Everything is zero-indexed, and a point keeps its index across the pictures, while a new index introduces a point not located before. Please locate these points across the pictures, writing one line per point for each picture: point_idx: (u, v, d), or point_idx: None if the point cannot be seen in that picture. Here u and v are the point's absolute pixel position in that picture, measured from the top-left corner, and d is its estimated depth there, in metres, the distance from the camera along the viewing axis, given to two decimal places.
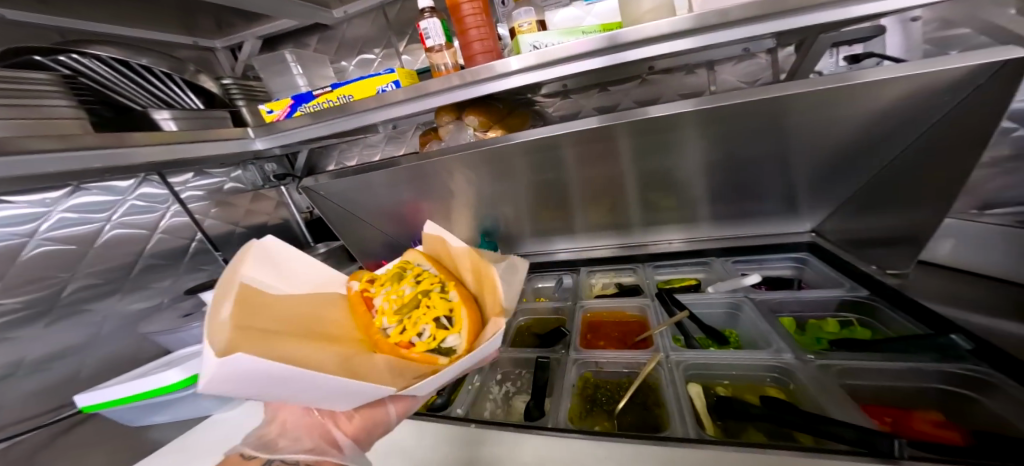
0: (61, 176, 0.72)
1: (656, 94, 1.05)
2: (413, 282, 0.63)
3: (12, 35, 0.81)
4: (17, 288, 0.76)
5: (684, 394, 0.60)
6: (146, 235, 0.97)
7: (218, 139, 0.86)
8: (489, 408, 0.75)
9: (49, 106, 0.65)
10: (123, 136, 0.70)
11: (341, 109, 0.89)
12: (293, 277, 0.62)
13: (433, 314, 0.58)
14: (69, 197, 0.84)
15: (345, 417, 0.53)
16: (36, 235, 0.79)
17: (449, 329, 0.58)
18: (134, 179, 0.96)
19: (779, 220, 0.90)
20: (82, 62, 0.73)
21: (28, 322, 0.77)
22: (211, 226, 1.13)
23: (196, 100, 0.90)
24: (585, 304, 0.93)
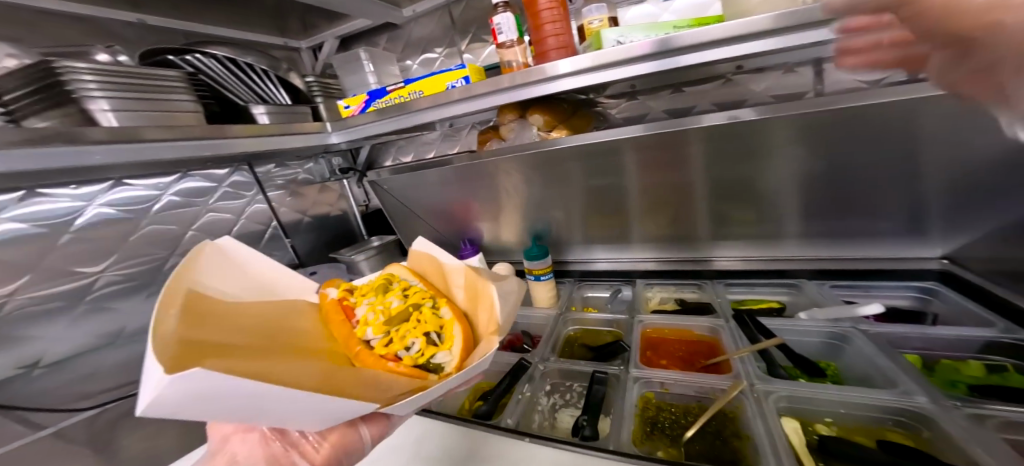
0: (176, 164, 0.81)
1: (742, 95, 0.97)
2: (403, 295, 0.62)
3: (152, 39, 0.96)
4: (128, 261, 0.84)
5: (781, 430, 0.50)
6: (231, 219, 1.06)
7: (299, 133, 0.91)
8: (536, 420, 0.65)
9: (173, 101, 0.70)
10: (225, 127, 0.76)
11: (401, 108, 0.91)
12: (256, 283, 0.59)
13: (422, 329, 0.56)
14: (178, 182, 0.94)
15: (314, 444, 0.42)
16: (148, 216, 0.88)
17: (440, 346, 0.55)
18: (229, 168, 1.05)
19: (902, 243, 0.79)
20: (202, 61, 0.78)
21: (132, 293, 0.86)
22: (285, 214, 1.19)
23: (289, 97, 0.95)
24: (643, 319, 0.81)
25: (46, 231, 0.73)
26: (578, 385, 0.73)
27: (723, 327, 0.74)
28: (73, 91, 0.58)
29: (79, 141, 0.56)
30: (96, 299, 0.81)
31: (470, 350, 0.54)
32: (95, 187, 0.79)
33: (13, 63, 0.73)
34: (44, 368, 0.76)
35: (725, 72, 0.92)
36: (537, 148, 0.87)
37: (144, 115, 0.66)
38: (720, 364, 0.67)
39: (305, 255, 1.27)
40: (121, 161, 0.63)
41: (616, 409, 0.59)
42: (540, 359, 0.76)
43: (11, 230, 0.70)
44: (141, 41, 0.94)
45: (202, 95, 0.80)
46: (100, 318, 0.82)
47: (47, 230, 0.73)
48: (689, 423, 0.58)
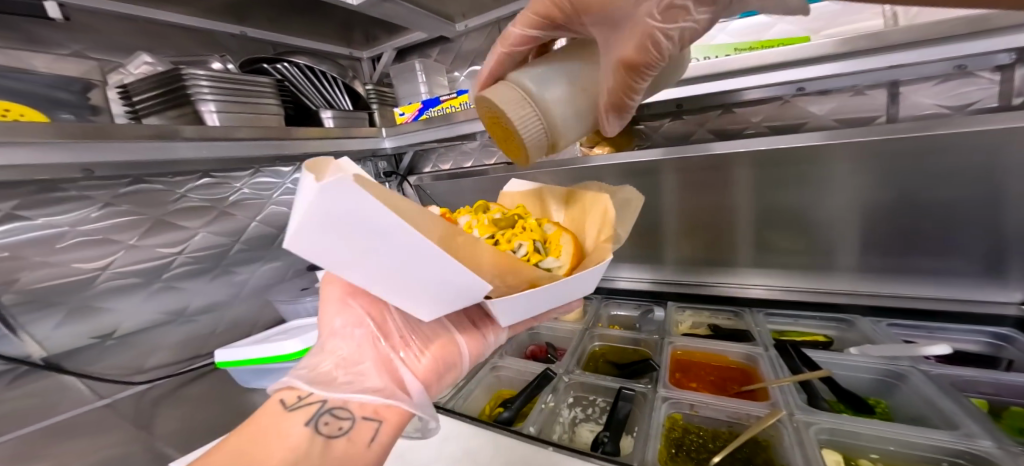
0: (252, 160, 0.89)
1: (802, 118, 0.96)
2: (502, 210, 0.52)
3: (248, 49, 1.09)
4: (201, 247, 0.93)
5: (818, 458, 0.44)
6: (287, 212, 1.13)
7: (359, 137, 0.99)
8: (557, 432, 0.64)
9: (260, 104, 0.78)
10: (290, 129, 0.82)
11: (445, 119, 0.97)
12: None
13: (528, 234, 0.46)
14: (252, 176, 1.04)
15: (414, 355, 0.45)
16: (221, 205, 0.97)
17: (546, 254, 0.46)
18: (293, 166, 1.15)
19: (975, 284, 0.72)
20: (288, 70, 0.89)
21: (197, 275, 0.92)
22: None
23: (351, 104, 1.03)
24: (673, 340, 0.77)
25: (137, 213, 0.82)
26: (602, 401, 0.71)
27: (761, 355, 0.69)
28: (191, 94, 0.67)
29: (173, 137, 0.64)
30: (169, 278, 0.88)
31: (577, 263, 0.47)
32: (186, 178, 0.90)
33: (146, 69, 0.79)
34: (115, 340, 0.81)
35: (783, 94, 0.92)
36: (574, 165, 0.98)
37: (237, 117, 0.74)
38: (756, 391, 0.62)
39: None
40: (214, 156, 0.72)
41: (640, 428, 0.56)
42: (564, 370, 0.75)
43: (109, 210, 0.78)
44: (239, 51, 1.07)
45: (284, 99, 0.89)
46: (170, 295, 0.88)
47: (137, 212, 0.82)
48: (715, 449, 0.53)
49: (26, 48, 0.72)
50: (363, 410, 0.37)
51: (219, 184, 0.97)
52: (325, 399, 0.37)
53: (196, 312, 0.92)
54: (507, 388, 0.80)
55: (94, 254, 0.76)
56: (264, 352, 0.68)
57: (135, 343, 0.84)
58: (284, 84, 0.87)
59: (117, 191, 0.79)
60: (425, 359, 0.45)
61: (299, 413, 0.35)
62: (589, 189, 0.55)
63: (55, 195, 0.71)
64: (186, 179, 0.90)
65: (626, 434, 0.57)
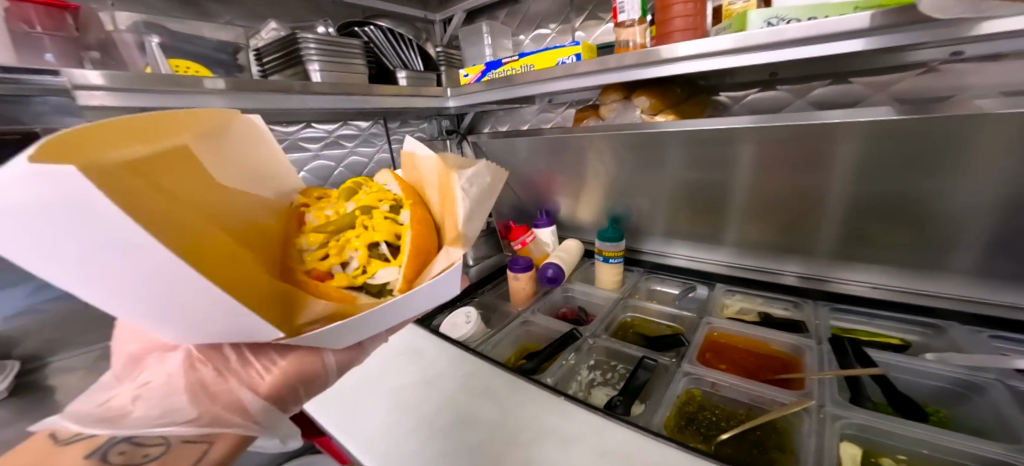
0: (340, 111, 1.01)
1: (949, 88, 0.78)
2: (353, 203, 0.53)
3: (341, 14, 1.21)
4: None
5: (834, 452, 0.42)
6: (365, 162, 1.24)
7: (425, 96, 1.05)
8: (574, 388, 0.68)
9: (352, 64, 0.89)
10: (370, 87, 0.90)
11: (508, 80, 0.99)
12: (247, 163, 0.49)
13: (369, 240, 0.48)
14: (338, 129, 1.16)
15: (258, 373, 0.42)
16: (318, 152, 1.12)
17: (393, 260, 0.48)
18: (370, 121, 1.23)
19: None
20: (372, 33, 1.01)
21: None
22: (400, 164, 1.34)
23: (423, 68, 1.09)
24: (711, 321, 0.74)
25: None
26: (622, 367, 0.74)
27: (810, 348, 0.63)
28: (303, 56, 0.81)
29: (289, 91, 0.77)
30: None
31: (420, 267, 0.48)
32: (296, 126, 1.07)
33: (273, 35, 0.95)
34: None
35: (923, 60, 0.75)
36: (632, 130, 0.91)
37: (326, 75, 0.85)
38: (791, 381, 0.58)
39: None
40: (309, 106, 0.84)
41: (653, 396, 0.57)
42: (591, 333, 0.77)
43: None
44: (333, 16, 1.19)
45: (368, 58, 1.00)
46: None
47: None
48: (729, 427, 0.53)
49: (184, 16, 0.92)
50: (178, 437, 0.38)
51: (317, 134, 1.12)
52: (120, 433, 0.34)
53: None
54: (532, 343, 0.86)
55: None
56: None
57: None
58: (369, 45, 0.98)
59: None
60: (272, 370, 0.42)
61: (79, 447, 0.36)
62: (450, 162, 0.53)
63: None
64: (292, 128, 1.06)
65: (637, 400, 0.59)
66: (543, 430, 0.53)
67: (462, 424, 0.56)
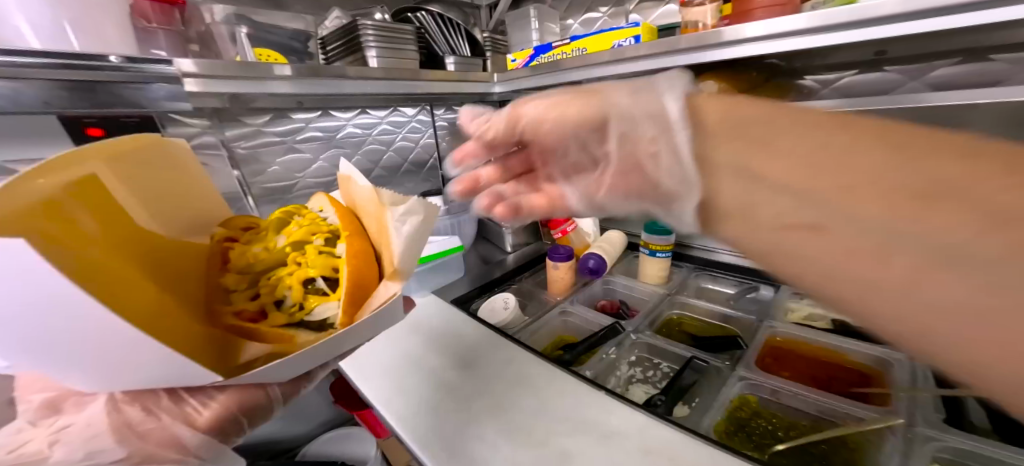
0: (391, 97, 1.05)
1: None
2: (288, 236, 0.54)
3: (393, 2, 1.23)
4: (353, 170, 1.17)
5: None
6: (411, 147, 1.28)
7: (473, 81, 1.05)
8: (613, 383, 0.65)
9: (404, 50, 0.90)
10: (418, 72, 0.92)
11: (554, 66, 0.97)
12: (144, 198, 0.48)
13: (303, 277, 0.50)
14: (388, 114, 1.20)
15: (198, 406, 0.40)
16: (370, 135, 1.17)
17: (331, 294, 0.50)
18: (417, 107, 1.26)
19: None
20: (423, 18, 1.01)
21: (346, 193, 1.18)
22: (445, 150, 1.37)
23: (472, 56, 1.09)
24: (773, 326, 0.68)
25: (324, 138, 1.08)
26: (666, 366, 0.70)
27: (898, 363, 0.56)
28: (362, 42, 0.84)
29: (342, 77, 0.81)
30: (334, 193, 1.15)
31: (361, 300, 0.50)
32: (351, 113, 1.11)
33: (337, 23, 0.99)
34: None
35: None
36: None
37: (377, 67, 0.86)
38: (872, 397, 0.53)
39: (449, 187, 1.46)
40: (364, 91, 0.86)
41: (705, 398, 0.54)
42: (633, 329, 0.74)
43: (301, 133, 1.04)
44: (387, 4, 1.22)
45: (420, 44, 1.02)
46: None
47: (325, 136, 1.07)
48: (791, 439, 0.49)
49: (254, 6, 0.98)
50: None
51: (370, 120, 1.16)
52: None
53: None
54: (569, 335, 0.83)
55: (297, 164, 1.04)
56: None
57: None
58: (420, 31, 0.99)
59: (309, 122, 1.04)
60: (216, 398, 0.40)
61: None
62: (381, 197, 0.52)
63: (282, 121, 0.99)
64: (349, 113, 1.11)
65: (682, 403, 0.56)
66: (582, 424, 0.51)
67: (497, 409, 0.55)
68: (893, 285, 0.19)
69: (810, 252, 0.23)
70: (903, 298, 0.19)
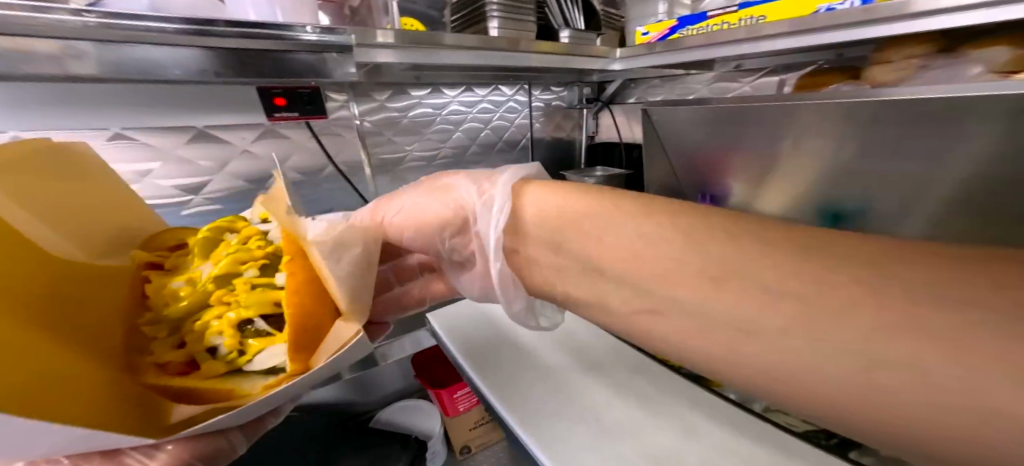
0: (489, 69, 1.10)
1: None
2: (211, 261, 0.49)
3: None
4: (455, 144, 1.26)
5: None
6: (507, 126, 1.36)
7: (589, 56, 0.99)
8: None
9: (525, 19, 0.92)
10: (518, 42, 0.88)
11: (673, 44, 1.00)
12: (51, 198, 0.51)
13: (238, 321, 0.45)
14: (489, 93, 1.29)
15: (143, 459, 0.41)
16: (472, 112, 1.27)
17: (276, 334, 0.45)
18: (516, 87, 1.34)
19: None
20: None
21: (448, 166, 1.27)
22: (538, 130, 1.43)
23: (587, 28, 1.05)
24: None
25: (432, 112, 1.19)
26: None
27: None
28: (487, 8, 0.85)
29: (436, 44, 0.82)
30: (441, 165, 1.25)
31: None
32: (458, 89, 1.22)
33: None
34: None
35: None
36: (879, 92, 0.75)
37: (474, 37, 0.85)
38: None
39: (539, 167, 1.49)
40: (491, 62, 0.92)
41: None
42: None
43: (419, 103, 1.16)
44: None
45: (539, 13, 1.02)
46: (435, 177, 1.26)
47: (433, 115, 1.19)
48: None
49: None
50: None
51: (472, 97, 1.26)
52: None
53: None
54: None
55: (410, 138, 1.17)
56: None
57: None
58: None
59: (422, 99, 1.16)
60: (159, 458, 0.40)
61: None
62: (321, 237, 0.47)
63: (401, 97, 1.12)
64: (456, 91, 1.22)
65: None
66: None
67: None
68: (739, 356, 0.32)
69: (659, 326, 0.38)
70: (918, 397, 0.23)
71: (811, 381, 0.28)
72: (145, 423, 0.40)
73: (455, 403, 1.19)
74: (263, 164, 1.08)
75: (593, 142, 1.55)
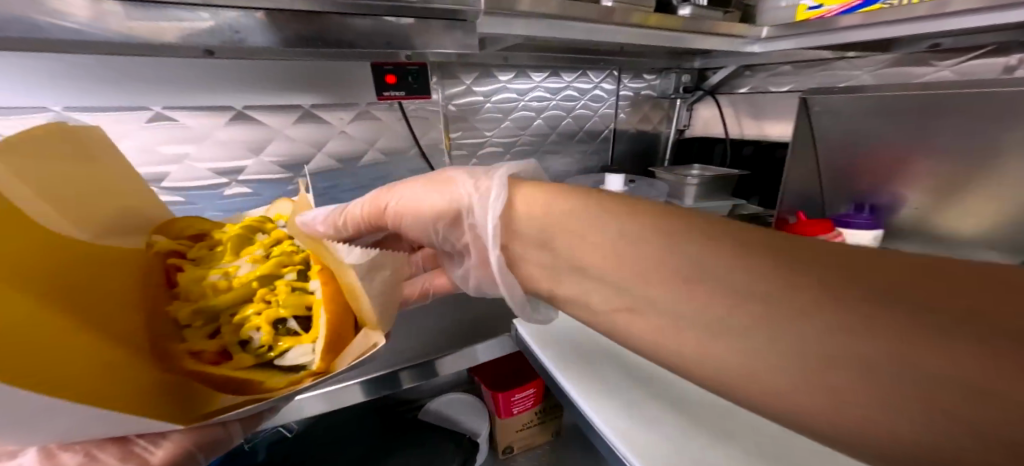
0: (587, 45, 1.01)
1: None
2: (246, 253, 0.46)
3: None
4: (535, 131, 1.19)
5: None
6: (589, 115, 1.26)
7: (709, 32, 0.88)
8: None
9: None
10: (611, 12, 0.75)
11: (821, 22, 0.84)
12: (66, 182, 0.41)
13: (272, 317, 0.40)
14: (575, 79, 1.20)
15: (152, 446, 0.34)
16: (555, 99, 1.19)
17: (306, 334, 0.42)
18: (604, 74, 1.23)
19: None
20: None
21: (525, 155, 1.20)
22: (622, 121, 1.31)
23: (708, 4, 0.94)
24: None
25: (514, 97, 1.13)
26: None
27: None
28: None
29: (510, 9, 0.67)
30: (519, 154, 1.19)
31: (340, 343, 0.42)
32: (543, 74, 1.15)
33: None
34: None
35: None
36: None
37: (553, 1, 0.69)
38: None
39: (618, 162, 1.37)
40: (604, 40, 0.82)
41: None
42: None
43: (507, 85, 1.11)
44: None
45: None
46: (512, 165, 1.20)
47: (514, 100, 1.13)
48: None
49: None
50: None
51: (557, 83, 1.18)
52: None
53: None
54: None
55: (490, 123, 1.11)
56: None
57: None
58: None
59: (506, 83, 1.10)
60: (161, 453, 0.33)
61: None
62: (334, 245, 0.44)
63: (488, 81, 1.07)
64: (541, 75, 1.14)
65: None
66: None
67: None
68: (707, 357, 0.28)
69: (656, 331, 0.32)
70: None
71: (777, 383, 0.25)
72: (163, 413, 0.33)
73: (511, 405, 1.09)
74: (360, 145, 0.94)
75: (682, 136, 1.39)
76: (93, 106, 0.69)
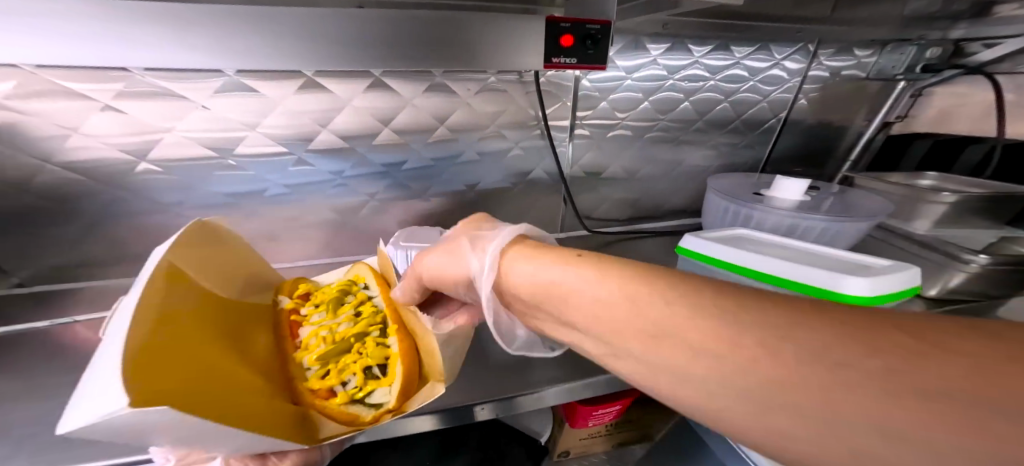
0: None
1: None
2: (347, 308, 0.57)
3: None
4: (680, 117, 0.98)
5: None
6: (756, 101, 0.99)
7: None
8: None
9: None
10: None
11: None
12: (222, 262, 0.56)
13: (364, 364, 0.51)
14: (752, 53, 0.93)
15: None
16: (713, 79, 0.94)
17: (383, 378, 0.51)
18: (795, 46, 0.94)
19: None
20: None
21: (661, 144, 1.01)
22: (801, 108, 1.01)
23: None
24: None
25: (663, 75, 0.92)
26: None
27: None
28: None
29: None
30: (654, 142, 1.00)
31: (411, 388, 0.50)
32: (707, 47, 0.90)
33: None
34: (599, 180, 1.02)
35: None
36: None
37: None
38: None
39: (776, 158, 1.08)
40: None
41: None
42: None
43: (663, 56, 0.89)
44: None
45: None
46: (642, 154, 1.01)
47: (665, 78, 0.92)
48: None
49: None
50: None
51: (725, 58, 0.93)
52: None
53: (642, 178, 1.05)
54: None
55: (625, 105, 0.93)
56: (789, 273, 0.54)
57: (605, 189, 1.04)
58: None
59: (657, 57, 0.89)
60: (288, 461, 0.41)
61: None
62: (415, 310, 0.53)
63: (641, 53, 0.87)
64: (705, 49, 0.90)
65: None
66: None
67: None
68: None
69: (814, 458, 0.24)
70: None
71: None
72: (293, 436, 0.42)
73: (587, 418, 0.95)
74: (483, 119, 0.86)
75: (892, 132, 1.07)
76: (259, 73, 0.69)
